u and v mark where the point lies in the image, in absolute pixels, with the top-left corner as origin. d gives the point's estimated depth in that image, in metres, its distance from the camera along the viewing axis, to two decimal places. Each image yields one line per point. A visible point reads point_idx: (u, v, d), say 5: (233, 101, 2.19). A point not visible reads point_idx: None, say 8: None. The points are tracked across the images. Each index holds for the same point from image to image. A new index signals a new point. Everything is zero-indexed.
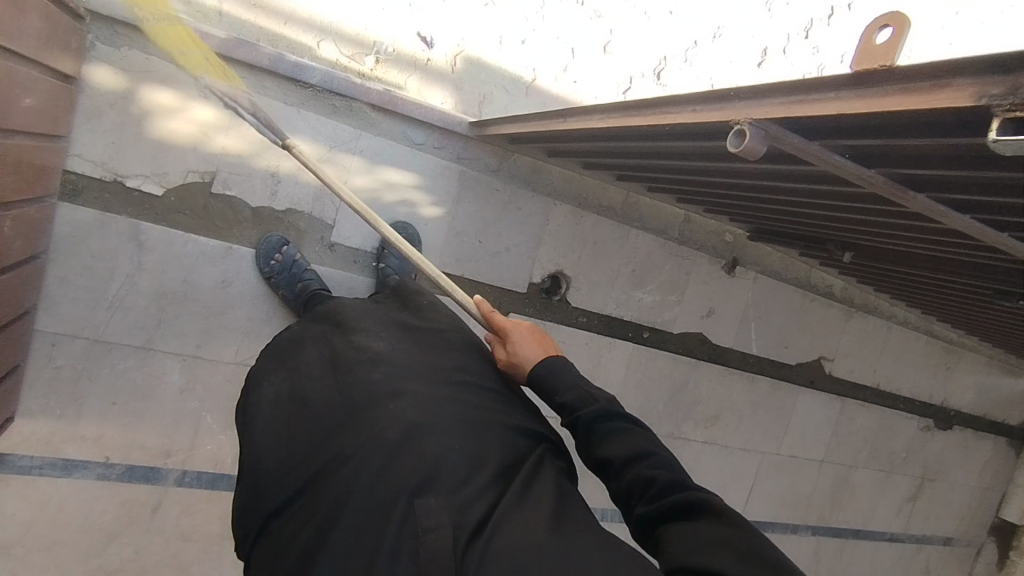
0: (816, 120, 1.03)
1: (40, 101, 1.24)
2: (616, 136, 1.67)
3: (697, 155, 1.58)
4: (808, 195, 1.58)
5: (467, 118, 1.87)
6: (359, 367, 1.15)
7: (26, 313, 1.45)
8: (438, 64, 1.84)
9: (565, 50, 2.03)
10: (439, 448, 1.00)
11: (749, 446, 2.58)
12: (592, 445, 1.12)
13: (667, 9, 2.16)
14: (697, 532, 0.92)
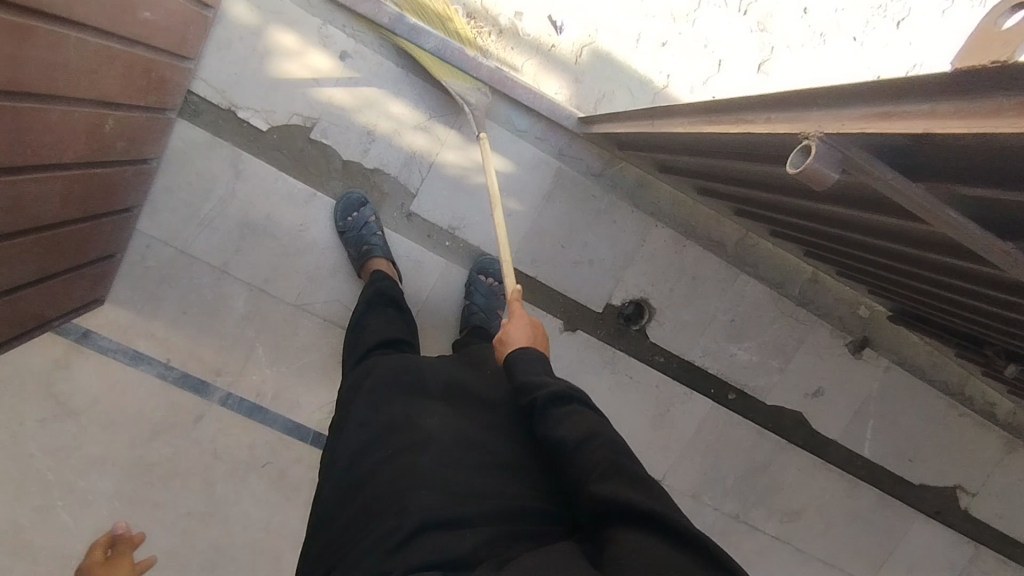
0: (928, 154, 0.67)
1: (164, 18, 1.35)
2: (709, 172, 1.40)
3: (790, 202, 1.27)
4: (947, 277, 1.25)
5: (578, 114, 1.74)
6: (400, 433, 1.04)
7: (129, 213, 1.60)
8: (562, 51, 1.74)
9: (711, 62, 1.82)
10: (456, 545, 0.84)
11: (832, 562, 2.16)
12: (549, 431, 0.97)
13: (851, 35, 1.85)
14: (653, 550, 0.77)
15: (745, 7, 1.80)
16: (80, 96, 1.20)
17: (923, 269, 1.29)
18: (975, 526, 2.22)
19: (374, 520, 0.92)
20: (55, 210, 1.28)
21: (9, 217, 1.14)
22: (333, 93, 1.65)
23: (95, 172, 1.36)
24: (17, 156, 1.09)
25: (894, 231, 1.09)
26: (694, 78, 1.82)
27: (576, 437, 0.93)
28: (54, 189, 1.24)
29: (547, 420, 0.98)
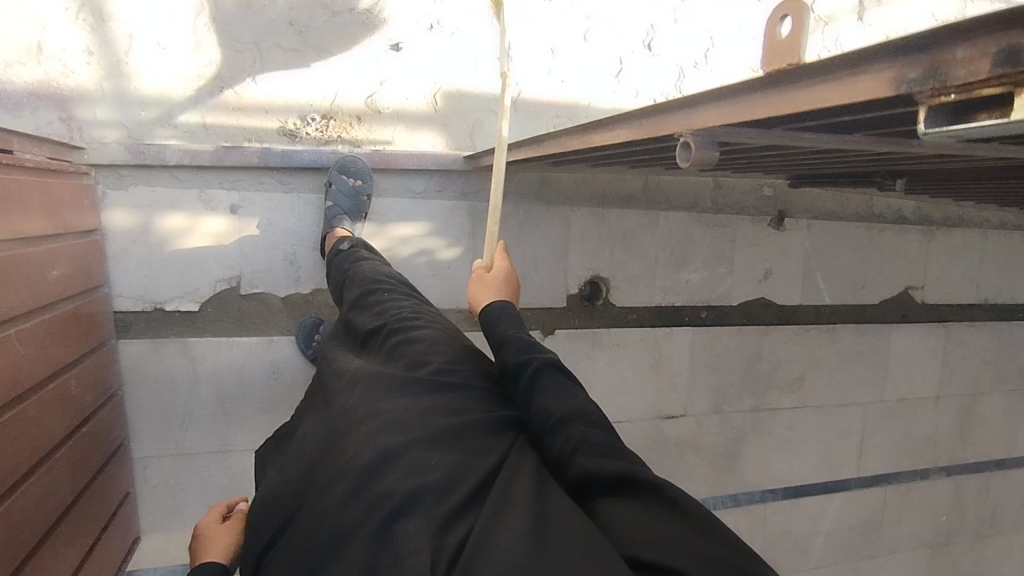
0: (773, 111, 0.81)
1: (69, 266, 1.36)
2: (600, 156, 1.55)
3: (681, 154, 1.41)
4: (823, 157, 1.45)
5: (460, 154, 1.85)
6: (346, 395, 1.09)
7: (120, 448, 1.60)
8: (419, 107, 1.86)
9: (544, 52, 1.99)
10: (417, 468, 0.92)
11: (845, 401, 2.44)
12: (541, 398, 1.08)
13: None
14: (652, 524, 0.85)
15: None
16: (44, 377, 1.23)
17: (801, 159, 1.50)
18: (935, 310, 2.54)
19: (337, 460, 0.97)
20: (68, 487, 1.30)
21: (40, 519, 1.17)
22: (242, 245, 1.70)
23: (82, 432, 1.38)
24: (24, 463, 1.13)
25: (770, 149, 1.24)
26: (540, 74, 1.98)
27: (561, 410, 1.05)
28: (59, 470, 1.26)
29: (529, 377, 1.10)
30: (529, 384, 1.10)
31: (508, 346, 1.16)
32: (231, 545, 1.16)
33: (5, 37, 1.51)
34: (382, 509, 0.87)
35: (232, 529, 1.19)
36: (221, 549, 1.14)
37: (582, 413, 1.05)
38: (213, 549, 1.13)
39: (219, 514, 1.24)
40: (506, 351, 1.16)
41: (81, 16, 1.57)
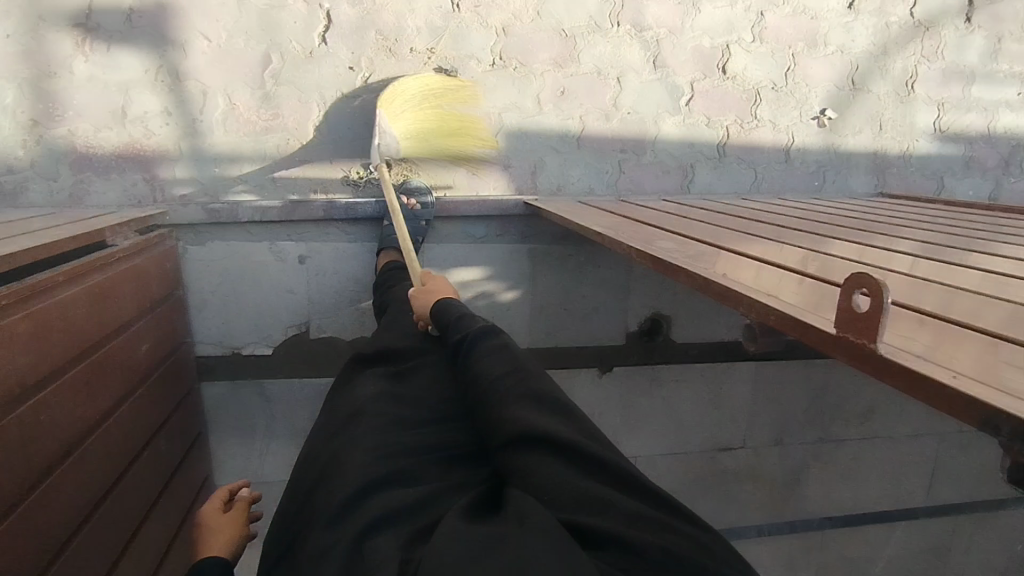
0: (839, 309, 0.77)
1: (155, 337, 1.48)
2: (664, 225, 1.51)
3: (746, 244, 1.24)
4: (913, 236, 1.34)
5: (521, 198, 1.84)
6: (336, 428, 1.11)
7: (207, 480, 1.76)
8: (480, 148, 1.84)
9: (609, 82, 1.91)
10: (394, 494, 0.92)
11: (918, 433, 2.33)
12: (480, 362, 1.11)
13: None
14: (590, 488, 0.85)
15: (617, 19, 1.89)
16: (137, 447, 1.37)
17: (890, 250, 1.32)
18: None
19: (321, 488, 0.97)
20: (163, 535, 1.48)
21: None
22: (310, 293, 1.77)
23: (172, 483, 1.54)
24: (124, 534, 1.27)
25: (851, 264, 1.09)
26: (604, 107, 1.91)
27: (498, 368, 1.08)
28: (154, 526, 1.42)
29: (473, 348, 1.15)
30: (471, 354, 1.15)
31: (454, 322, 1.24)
32: (233, 541, 1.08)
33: (92, 105, 1.60)
34: (353, 526, 0.84)
35: (235, 524, 1.12)
36: (223, 545, 1.06)
37: (518, 393, 1.01)
38: (213, 545, 1.05)
39: (221, 499, 1.17)
40: (453, 330, 1.23)
41: (160, 79, 1.64)
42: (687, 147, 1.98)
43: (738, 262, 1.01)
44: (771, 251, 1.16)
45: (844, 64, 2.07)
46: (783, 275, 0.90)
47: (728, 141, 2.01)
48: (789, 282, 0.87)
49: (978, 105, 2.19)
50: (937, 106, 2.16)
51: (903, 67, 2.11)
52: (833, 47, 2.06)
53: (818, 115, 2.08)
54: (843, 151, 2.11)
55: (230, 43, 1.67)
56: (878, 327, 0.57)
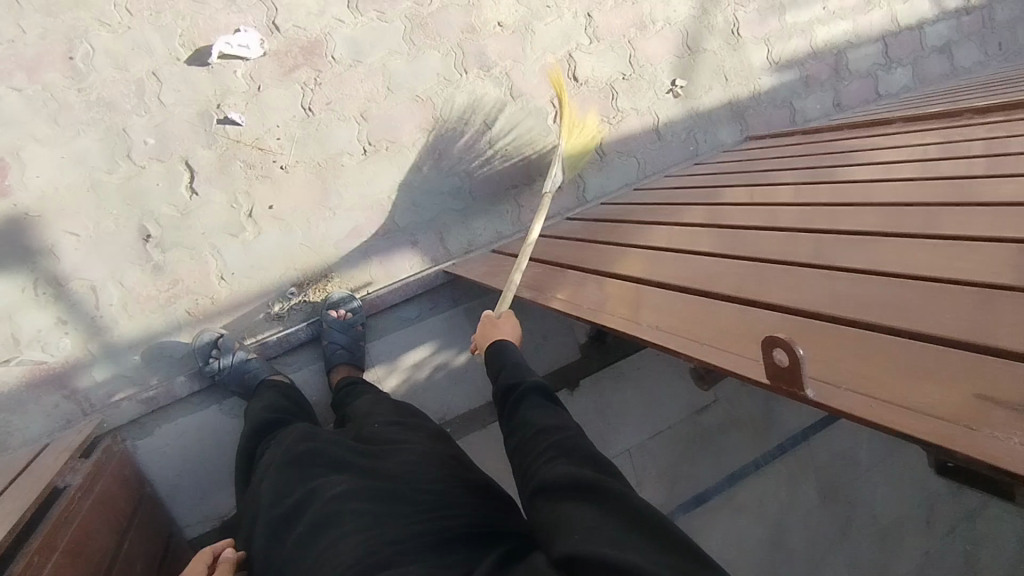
0: (754, 324, 0.90)
1: (143, 550, 1.42)
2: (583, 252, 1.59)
3: (656, 261, 1.32)
4: (795, 189, 1.46)
5: (439, 266, 1.87)
6: (323, 487, 1.08)
7: None
8: (384, 234, 1.86)
9: (479, 126, 1.98)
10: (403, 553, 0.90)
11: None
12: (528, 412, 1.07)
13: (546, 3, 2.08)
14: (607, 529, 0.80)
15: (464, 67, 1.98)
16: None
17: (773, 200, 1.43)
18: None
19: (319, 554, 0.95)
20: None
21: None
22: None
23: None
24: None
25: (752, 247, 1.18)
26: (481, 152, 1.97)
27: (546, 418, 1.04)
28: None
29: (522, 399, 1.11)
30: (521, 401, 1.11)
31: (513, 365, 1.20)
32: None
33: None
34: None
35: None
36: None
37: (568, 441, 0.97)
38: None
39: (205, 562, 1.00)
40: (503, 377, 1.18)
41: (41, 291, 1.59)
42: (568, 160, 2.07)
43: (659, 306, 1.09)
44: (681, 263, 1.25)
45: (675, 34, 2.24)
46: (703, 315, 0.99)
47: (603, 142, 2.12)
48: (711, 322, 0.96)
49: (797, 29, 2.41)
50: (765, 42, 2.37)
51: (724, 19, 2.31)
52: (661, 23, 2.22)
53: (671, 87, 2.22)
54: (703, 111, 2.26)
55: (98, 229, 1.63)
56: (801, 377, 0.71)
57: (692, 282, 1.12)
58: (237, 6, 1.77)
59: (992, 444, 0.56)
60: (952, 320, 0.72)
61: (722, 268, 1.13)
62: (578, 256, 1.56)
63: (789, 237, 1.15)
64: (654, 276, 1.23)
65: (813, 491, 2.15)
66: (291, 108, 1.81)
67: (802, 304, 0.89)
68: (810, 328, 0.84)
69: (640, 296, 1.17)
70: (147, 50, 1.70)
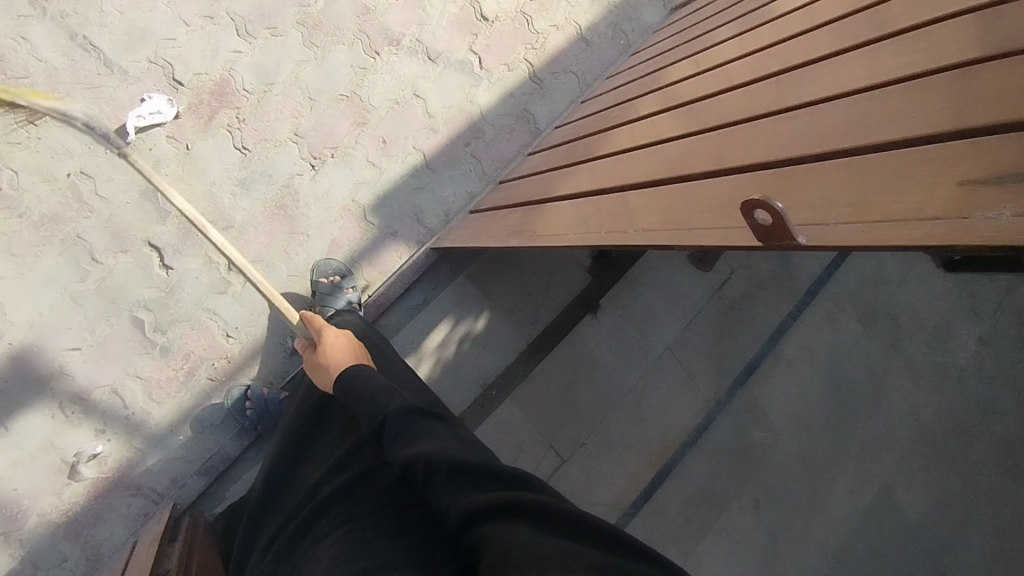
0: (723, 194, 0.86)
1: None
2: (555, 177, 1.58)
3: (625, 166, 1.26)
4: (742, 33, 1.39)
5: (426, 245, 1.86)
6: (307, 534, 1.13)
7: None
8: (363, 235, 1.85)
9: (411, 98, 1.94)
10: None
11: None
12: (400, 447, 1.07)
13: None
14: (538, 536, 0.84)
15: (373, 49, 1.93)
16: None
17: (718, 61, 1.36)
18: None
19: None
20: None
21: None
22: None
23: None
24: None
25: (704, 120, 1.12)
26: (423, 124, 1.94)
27: (422, 448, 1.03)
28: None
29: (400, 426, 1.10)
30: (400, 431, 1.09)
31: (368, 383, 1.19)
32: None
33: (40, 480, 1.57)
34: None
35: None
36: None
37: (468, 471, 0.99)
38: None
39: None
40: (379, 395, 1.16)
41: (69, 412, 1.61)
42: (509, 100, 2.03)
43: (642, 210, 1.05)
44: (644, 162, 1.20)
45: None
46: (684, 202, 0.95)
47: (536, 69, 2.07)
48: (694, 203, 0.92)
49: None
50: None
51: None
52: None
53: None
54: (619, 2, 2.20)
55: (95, 335, 1.64)
56: (788, 226, 0.66)
57: (660, 176, 1.08)
58: (131, 77, 1.76)
59: (985, 226, 0.53)
60: (914, 120, 0.67)
61: (687, 148, 1.07)
62: (553, 189, 1.53)
63: (741, 92, 1.08)
64: (628, 182, 1.18)
65: (852, 320, 2.16)
66: (225, 154, 1.79)
67: (772, 152, 0.84)
68: (788, 172, 0.78)
69: (623, 207, 1.13)
70: (65, 152, 1.69)
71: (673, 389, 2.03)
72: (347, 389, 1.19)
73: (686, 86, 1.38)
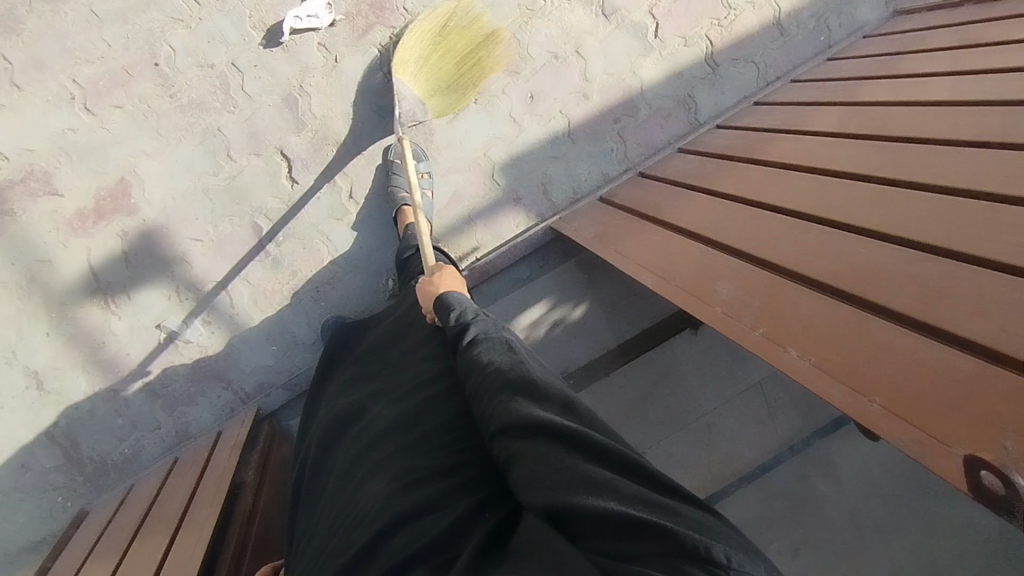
0: (913, 374, 0.74)
1: None
2: (696, 201, 1.43)
3: (793, 237, 1.08)
4: (999, 80, 1.09)
5: (546, 221, 1.78)
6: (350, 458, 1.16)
7: None
8: (486, 195, 1.78)
9: (573, 56, 1.78)
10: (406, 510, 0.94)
11: None
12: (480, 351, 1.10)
13: None
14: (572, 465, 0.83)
15: None
16: None
17: (943, 119, 1.08)
18: None
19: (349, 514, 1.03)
20: None
21: None
22: None
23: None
24: None
25: (885, 222, 0.96)
26: (576, 88, 1.79)
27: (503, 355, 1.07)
28: None
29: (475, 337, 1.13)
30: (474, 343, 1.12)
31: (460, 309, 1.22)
32: None
33: (149, 353, 1.70)
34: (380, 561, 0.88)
35: None
36: None
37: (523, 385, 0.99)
38: None
39: None
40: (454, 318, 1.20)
41: (184, 297, 1.70)
42: (676, 80, 1.83)
43: (808, 327, 0.91)
44: (798, 244, 1.06)
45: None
46: (867, 356, 0.81)
47: (715, 50, 1.84)
48: (867, 359, 0.80)
49: None
50: None
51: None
52: None
53: None
54: None
55: (218, 231, 1.70)
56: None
57: (823, 285, 0.95)
58: None
59: None
60: None
61: (882, 265, 0.90)
62: (694, 218, 1.35)
63: (968, 210, 0.86)
64: (793, 268, 1.01)
65: None
66: (371, 75, 1.71)
67: (998, 347, 0.69)
68: (1016, 392, 0.64)
69: (779, 303, 0.99)
70: (222, 40, 1.65)
71: (748, 421, 1.88)
72: (439, 309, 1.24)
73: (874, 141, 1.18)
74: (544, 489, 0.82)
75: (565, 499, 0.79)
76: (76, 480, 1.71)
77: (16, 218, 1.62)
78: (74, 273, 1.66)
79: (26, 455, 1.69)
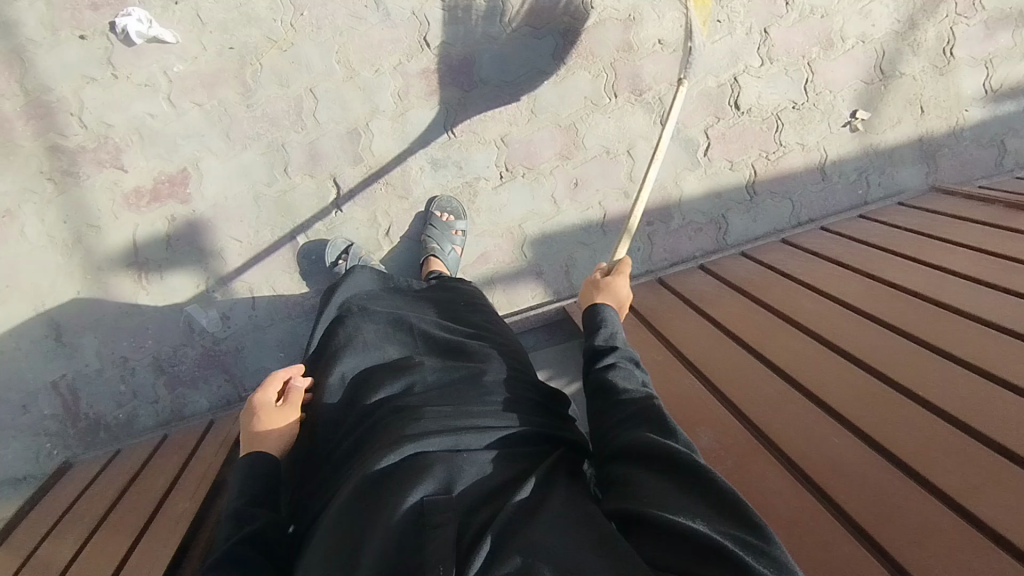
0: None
1: None
2: (702, 330, 1.53)
3: (783, 405, 1.19)
4: (965, 302, 1.23)
5: (561, 300, 1.86)
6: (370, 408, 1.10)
7: None
8: (511, 262, 1.87)
9: (622, 154, 1.88)
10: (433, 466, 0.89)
11: None
12: (603, 381, 1.09)
13: (716, 17, 1.89)
14: (666, 489, 0.82)
15: (613, 90, 1.86)
16: None
17: (946, 327, 1.18)
18: None
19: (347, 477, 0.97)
20: None
21: None
22: None
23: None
24: None
25: (843, 414, 1.10)
26: (619, 184, 1.88)
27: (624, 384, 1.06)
28: None
29: (596, 365, 1.13)
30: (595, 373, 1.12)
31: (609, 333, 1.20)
32: None
33: (165, 332, 1.80)
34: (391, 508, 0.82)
35: None
36: None
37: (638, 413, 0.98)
38: None
39: None
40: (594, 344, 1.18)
41: (211, 288, 1.80)
42: (714, 198, 1.92)
43: (767, 502, 1.05)
44: (774, 409, 1.20)
45: (868, 54, 1.93)
46: (810, 542, 0.95)
47: (756, 179, 1.93)
48: (809, 550, 0.95)
49: None
50: (986, 64, 1.97)
51: (937, 34, 1.95)
52: (852, 41, 1.93)
53: (850, 119, 1.94)
54: (883, 149, 1.97)
55: (257, 237, 1.80)
56: None
57: (789, 452, 1.10)
58: (391, 22, 1.79)
59: None
60: None
61: (852, 464, 1.01)
62: (701, 350, 1.46)
63: (941, 437, 0.97)
64: (775, 441, 1.13)
65: None
66: (433, 128, 1.81)
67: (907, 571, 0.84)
68: None
69: (751, 473, 1.11)
70: (307, 67, 1.78)
71: None
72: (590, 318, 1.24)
73: (854, 330, 1.30)
74: (645, 502, 0.81)
75: (664, 517, 0.76)
76: (66, 433, 1.79)
77: (81, 183, 1.74)
78: (117, 243, 1.77)
79: (29, 399, 1.78)
